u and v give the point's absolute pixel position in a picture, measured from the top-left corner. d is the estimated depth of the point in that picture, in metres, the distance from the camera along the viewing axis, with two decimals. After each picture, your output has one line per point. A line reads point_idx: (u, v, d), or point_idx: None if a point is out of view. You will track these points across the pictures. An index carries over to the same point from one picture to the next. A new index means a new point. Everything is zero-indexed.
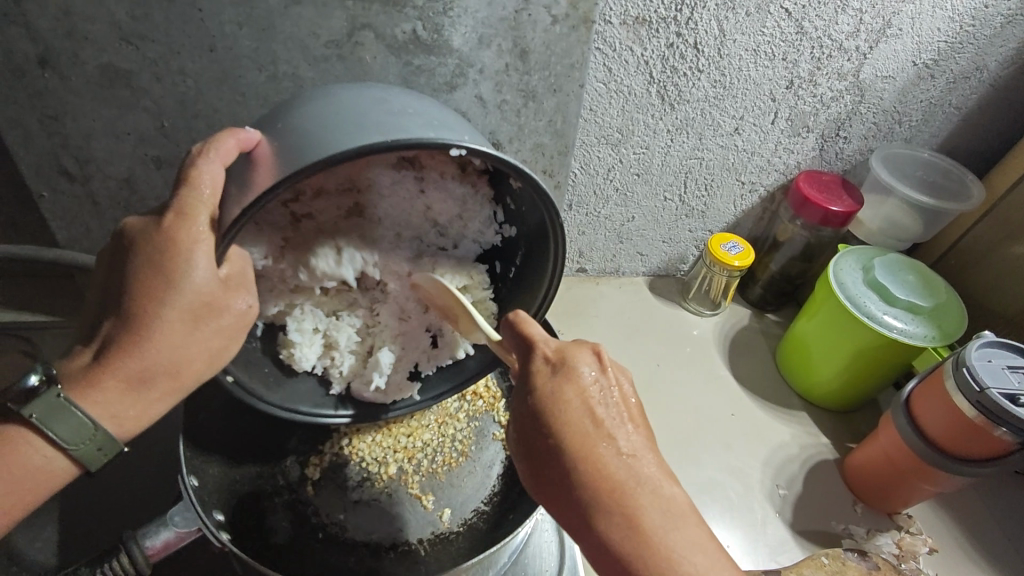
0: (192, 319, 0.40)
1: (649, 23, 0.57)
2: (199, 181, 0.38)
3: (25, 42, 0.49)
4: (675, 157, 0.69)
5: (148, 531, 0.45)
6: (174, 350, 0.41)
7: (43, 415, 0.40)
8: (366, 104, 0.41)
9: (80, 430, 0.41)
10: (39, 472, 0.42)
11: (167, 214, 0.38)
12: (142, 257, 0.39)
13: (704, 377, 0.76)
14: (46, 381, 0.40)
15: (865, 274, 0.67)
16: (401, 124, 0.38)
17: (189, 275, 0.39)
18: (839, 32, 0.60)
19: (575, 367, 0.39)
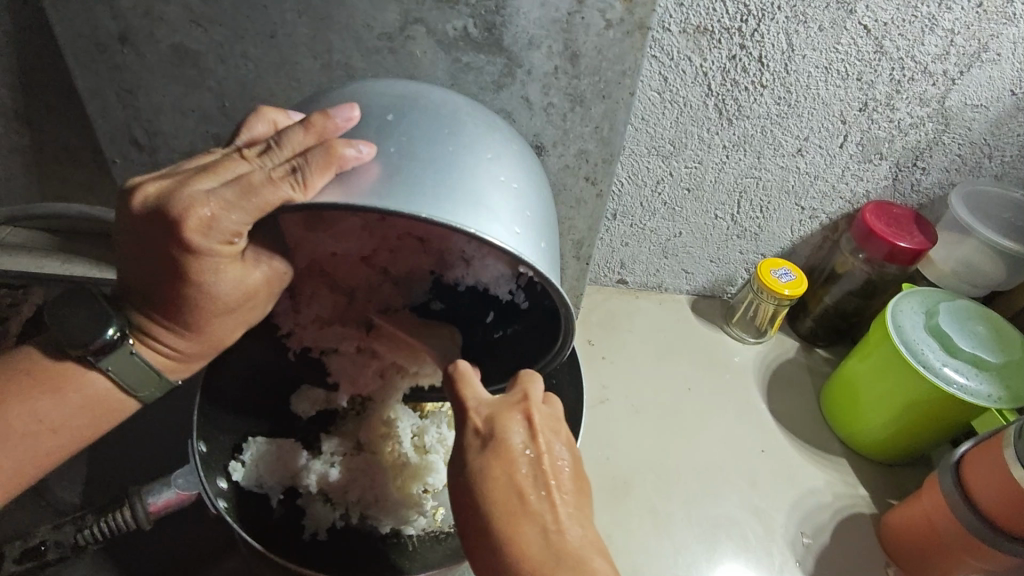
0: (233, 305, 0.41)
1: (711, 33, 0.54)
2: (258, 206, 0.34)
3: (108, 19, 0.53)
4: (729, 175, 0.66)
5: (152, 488, 0.48)
6: (209, 327, 0.43)
7: (116, 364, 0.43)
8: (447, 127, 0.39)
9: (149, 380, 0.44)
10: (108, 405, 0.45)
11: (190, 217, 0.34)
12: (158, 251, 0.37)
13: (738, 407, 0.72)
14: (122, 335, 0.41)
15: (927, 319, 0.62)
16: (461, 164, 0.37)
17: (214, 282, 0.38)
18: (925, 54, 0.55)
19: (503, 438, 0.39)
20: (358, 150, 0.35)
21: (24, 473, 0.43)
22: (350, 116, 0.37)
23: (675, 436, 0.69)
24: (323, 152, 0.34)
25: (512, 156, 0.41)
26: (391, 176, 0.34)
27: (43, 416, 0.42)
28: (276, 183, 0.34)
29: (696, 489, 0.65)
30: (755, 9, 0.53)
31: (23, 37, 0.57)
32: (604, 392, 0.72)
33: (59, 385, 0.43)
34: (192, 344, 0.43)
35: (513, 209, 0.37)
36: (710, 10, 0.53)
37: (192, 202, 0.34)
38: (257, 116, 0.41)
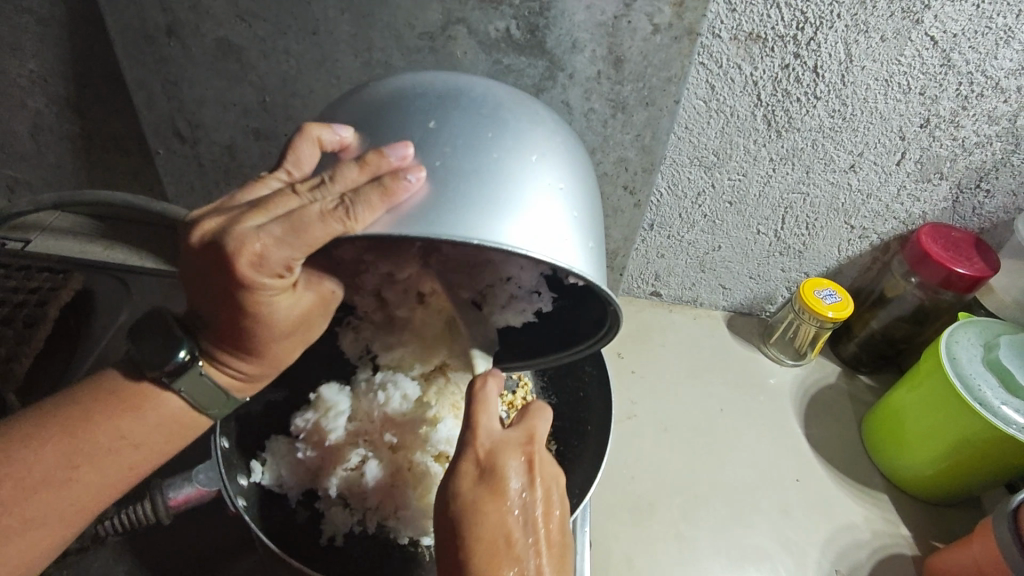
0: (290, 329, 0.40)
1: (764, 40, 0.52)
2: (307, 242, 0.32)
3: (156, 12, 0.54)
4: (775, 189, 0.63)
5: (174, 483, 0.48)
6: (269, 351, 0.41)
7: (187, 385, 0.42)
8: (488, 124, 0.35)
9: (217, 400, 0.43)
10: (185, 424, 0.44)
11: (238, 256, 0.33)
12: (217, 288, 0.36)
13: (773, 432, 0.69)
14: (193, 358, 0.41)
15: (986, 351, 0.58)
16: (510, 171, 0.34)
17: (274, 309, 0.37)
18: (997, 69, 0.52)
19: (501, 472, 0.38)
20: (409, 181, 0.31)
21: (113, 491, 0.42)
22: (404, 154, 0.33)
23: (705, 460, 0.66)
24: (376, 192, 0.31)
25: (562, 148, 0.37)
26: (437, 193, 0.32)
27: (129, 434, 0.41)
28: (325, 223, 0.31)
29: (726, 518, 0.62)
30: (812, 16, 0.50)
31: (76, 28, 0.58)
32: (632, 407, 0.69)
33: (139, 402, 0.42)
34: (255, 366, 0.43)
35: (558, 214, 0.34)
36: (764, 16, 0.50)
37: (241, 238, 0.32)
38: (302, 135, 0.36)
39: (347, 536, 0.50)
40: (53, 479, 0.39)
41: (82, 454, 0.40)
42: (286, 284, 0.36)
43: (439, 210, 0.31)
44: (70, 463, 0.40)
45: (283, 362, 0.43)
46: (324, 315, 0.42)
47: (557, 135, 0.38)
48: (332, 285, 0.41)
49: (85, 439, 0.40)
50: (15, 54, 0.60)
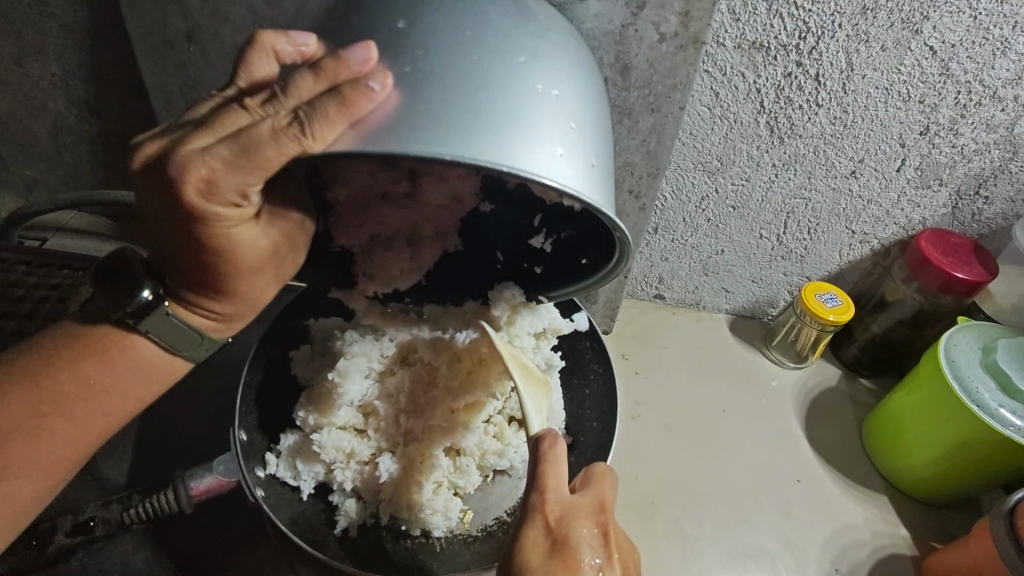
0: (259, 263, 0.41)
1: (767, 49, 0.53)
2: (261, 164, 0.32)
3: (177, 18, 0.56)
4: (777, 194, 0.64)
5: (195, 472, 0.50)
6: (241, 289, 0.42)
7: (154, 327, 0.43)
8: (472, 28, 0.35)
9: (191, 341, 0.44)
10: (159, 367, 0.45)
11: (187, 186, 0.33)
12: (173, 227, 0.37)
13: (773, 433, 0.70)
14: (156, 298, 0.42)
15: (984, 355, 0.59)
16: (492, 84, 0.33)
17: (239, 242, 0.38)
18: (994, 78, 0.53)
19: (575, 544, 0.39)
20: (372, 90, 0.31)
21: (89, 437, 0.44)
22: (365, 57, 0.32)
23: (707, 461, 0.67)
24: (335, 103, 0.31)
25: (558, 63, 0.37)
26: (418, 103, 0.31)
27: (98, 383, 0.43)
28: (279, 140, 0.31)
29: (727, 518, 0.63)
30: (814, 27, 0.51)
31: (99, 33, 0.60)
32: (635, 407, 0.71)
33: (105, 354, 0.43)
34: (224, 303, 0.43)
35: (554, 128, 0.34)
36: (767, 26, 0.52)
37: (188, 162, 0.33)
38: (255, 48, 0.36)
39: (361, 528, 0.52)
40: (26, 428, 0.42)
41: (49, 403, 0.42)
42: (244, 212, 0.36)
43: (431, 121, 0.31)
44: (40, 410, 0.42)
45: (258, 299, 0.44)
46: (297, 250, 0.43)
47: (541, 32, 0.38)
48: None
49: (54, 388, 0.42)
50: (39, 57, 0.62)
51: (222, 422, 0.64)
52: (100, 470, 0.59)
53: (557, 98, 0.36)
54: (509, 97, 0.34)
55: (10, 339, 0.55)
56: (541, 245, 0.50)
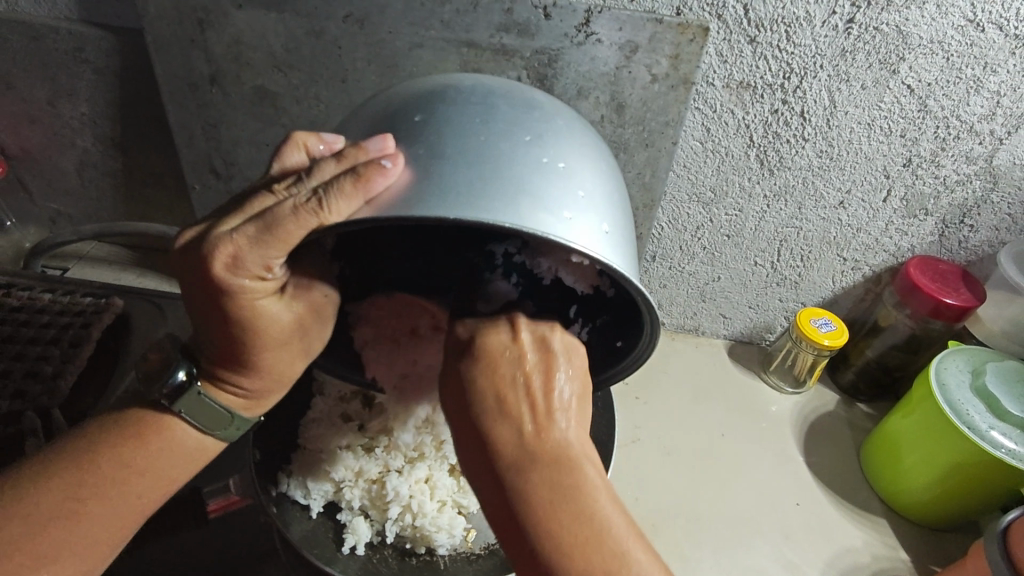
0: (284, 336, 0.43)
1: (753, 88, 0.56)
2: (281, 237, 0.36)
3: (202, 63, 0.60)
4: (770, 223, 0.67)
5: (215, 488, 0.54)
6: (270, 364, 0.45)
7: (188, 408, 0.45)
8: (486, 116, 0.39)
9: (221, 419, 0.46)
10: (194, 448, 0.47)
11: (216, 262, 0.37)
12: (206, 304, 0.40)
13: (774, 457, 0.71)
14: (190, 378, 0.45)
15: (974, 378, 0.61)
16: (499, 157, 0.36)
17: (268, 315, 0.41)
18: (970, 113, 0.56)
19: (490, 333, 0.41)
20: (385, 168, 0.35)
21: (125, 520, 0.44)
22: (383, 146, 0.37)
23: (709, 485, 0.68)
24: (351, 179, 0.35)
25: (565, 140, 0.40)
26: (428, 177, 0.35)
27: (139, 465, 0.44)
28: (299, 215, 0.35)
29: (728, 541, 0.63)
30: (797, 67, 0.55)
31: (127, 76, 0.64)
32: (636, 431, 0.72)
33: (149, 436, 0.45)
34: (253, 378, 0.46)
35: (565, 193, 0.36)
36: (753, 67, 0.55)
37: (218, 242, 0.37)
38: (289, 143, 0.43)
39: (368, 545, 0.53)
40: (64, 512, 0.41)
41: (89, 487, 0.42)
42: (270, 284, 0.40)
43: (444, 194, 0.34)
44: (78, 495, 0.42)
45: (287, 374, 0.47)
46: (320, 323, 0.46)
47: (549, 121, 0.41)
48: (325, 291, 0.45)
49: (100, 473, 0.43)
50: (70, 98, 0.66)
51: None
52: None
53: (563, 169, 0.38)
54: (513, 168, 0.36)
55: (36, 363, 0.57)
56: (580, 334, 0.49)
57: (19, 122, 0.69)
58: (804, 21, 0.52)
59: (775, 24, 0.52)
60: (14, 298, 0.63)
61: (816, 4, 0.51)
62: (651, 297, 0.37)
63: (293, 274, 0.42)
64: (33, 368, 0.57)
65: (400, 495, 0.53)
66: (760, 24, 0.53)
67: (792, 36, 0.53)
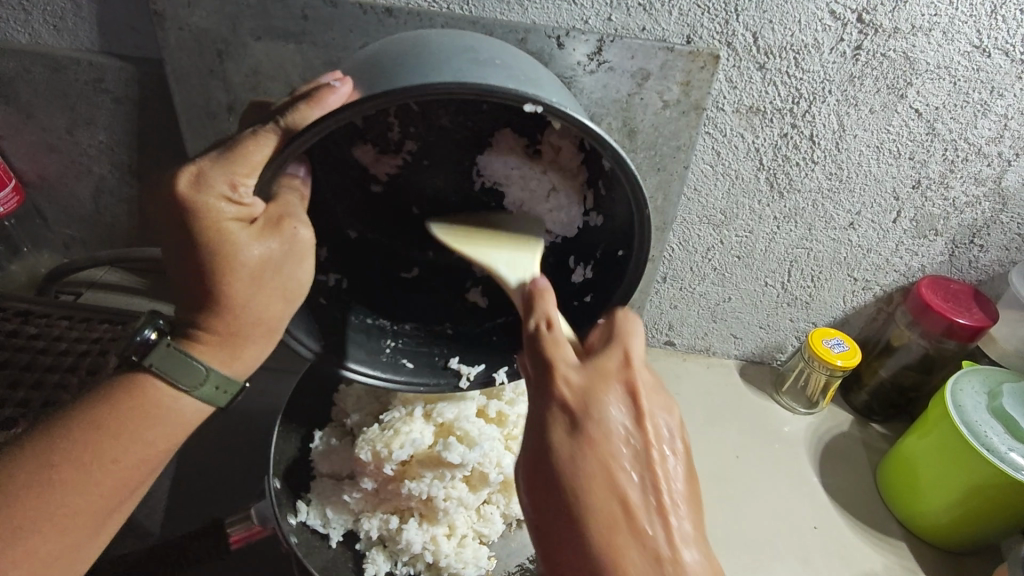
0: (256, 269, 0.42)
1: (763, 113, 0.57)
2: (243, 157, 0.39)
3: (220, 93, 0.61)
4: (780, 244, 0.67)
5: (235, 519, 0.51)
6: (248, 307, 0.43)
7: (162, 365, 0.43)
8: (422, 42, 0.42)
9: (197, 376, 0.44)
10: (165, 408, 0.43)
11: (185, 184, 0.39)
12: (177, 234, 0.41)
13: (787, 476, 0.71)
14: (162, 335, 0.43)
15: (990, 399, 0.61)
16: (442, 59, 0.39)
17: (237, 244, 0.40)
18: (979, 136, 0.57)
19: (598, 424, 0.38)
20: (334, 85, 0.39)
21: (103, 491, 0.41)
22: (331, 77, 0.42)
23: (723, 507, 0.67)
24: (304, 101, 0.38)
25: (498, 51, 0.44)
26: (376, 83, 0.38)
27: (114, 427, 0.41)
28: (258, 135, 0.39)
29: (745, 565, 0.63)
30: (806, 93, 0.56)
31: (145, 105, 0.65)
32: None
33: (127, 399, 0.42)
34: (226, 325, 0.43)
35: (501, 77, 0.39)
36: (763, 92, 0.56)
37: (185, 172, 0.40)
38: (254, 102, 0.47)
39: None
40: (37, 479, 0.39)
41: (61, 451, 0.40)
42: (242, 209, 0.40)
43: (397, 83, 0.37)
44: (51, 461, 0.39)
45: (263, 320, 0.44)
46: (294, 262, 0.44)
47: (480, 41, 0.44)
48: (297, 226, 0.43)
49: (76, 436, 0.40)
50: (89, 127, 0.67)
51: (248, 473, 0.65)
52: (135, 516, 0.61)
53: (499, 65, 0.41)
54: (452, 65, 0.39)
55: (55, 391, 0.58)
56: (584, 275, 0.54)
57: (39, 151, 0.70)
58: (812, 49, 0.53)
59: (784, 51, 0.53)
60: (31, 326, 0.64)
61: (823, 33, 0.52)
62: (611, 141, 0.38)
63: (266, 207, 0.42)
64: (51, 396, 0.57)
65: (414, 546, 0.52)
66: (770, 51, 0.54)
67: (801, 63, 0.54)
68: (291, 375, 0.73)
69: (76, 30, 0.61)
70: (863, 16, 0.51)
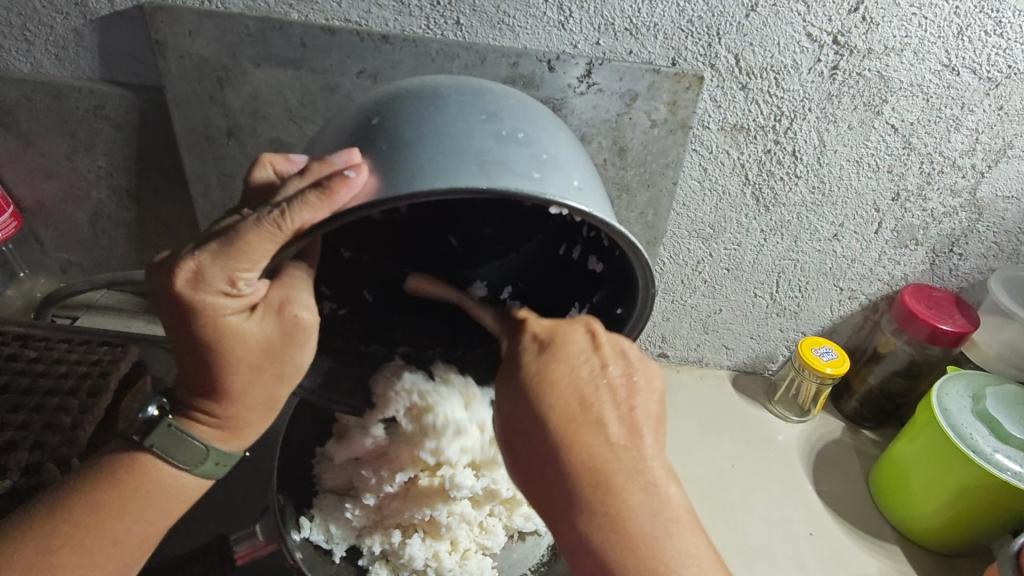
0: (259, 356, 0.42)
1: (747, 130, 0.60)
2: (243, 250, 0.36)
3: (219, 118, 0.62)
4: (768, 256, 0.69)
5: (238, 536, 0.52)
6: (248, 392, 0.43)
7: (162, 445, 0.43)
8: (412, 100, 0.40)
9: (198, 454, 0.44)
10: (159, 484, 0.43)
11: (178, 276, 0.38)
12: (174, 326, 0.40)
13: (786, 488, 0.72)
14: (162, 411, 0.43)
15: (974, 402, 0.62)
16: (456, 136, 0.36)
17: (239, 331, 0.40)
18: (952, 150, 0.59)
19: (567, 340, 0.42)
20: (350, 177, 0.35)
21: (106, 574, 0.42)
22: (349, 158, 0.36)
23: (726, 525, 0.68)
24: (316, 192, 0.35)
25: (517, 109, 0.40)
26: (388, 166, 0.35)
27: (117, 509, 0.42)
28: (261, 227, 0.36)
29: None
30: (787, 111, 0.58)
31: (144, 130, 0.67)
32: None
33: (132, 481, 0.43)
34: (225, 407, 0.44)
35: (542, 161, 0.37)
36: (746, 111, 0.58)
37: (180, 259, 0.38)
38: (257, 163, 0.45)
39: None
40: (40, 565, 0.39)
41: (63, 537, 0.40)
42: (242, 299, 0.39)
43: (408, 176, 0.34)
44: (51, 546, 0.40)
45: (262, 401, 0.44)
46: (298, 347, 0.43)
47: (495, 94, 0.41)
48: (299, 312, 0.42)
49: (84, 517, 0.41)
50: (88, 153, 0.68)
51: (249, 492, 0.65)
52: None
53: (526, 138, 0.38)
54: (473, 141, 0.36)
55: (55, 414, 0.58)
56: (581, 316, 0.50)
57: (38, 177, 0.70)
58: (792, 69, 0.56)
59: (765, 72, 0.56)
60: (31, 350, 0.64)
61: (801, 54, 0.55)
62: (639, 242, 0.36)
63: (268, 291, 0.41)
64: (51, 419, 0.57)
65: (416, 560, 0.53)
66: (751, 71, 0.56)
67: (781, 82, 0.56)
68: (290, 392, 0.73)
69: (77, 59, 0.63)
70: (838, 38, 0.54)
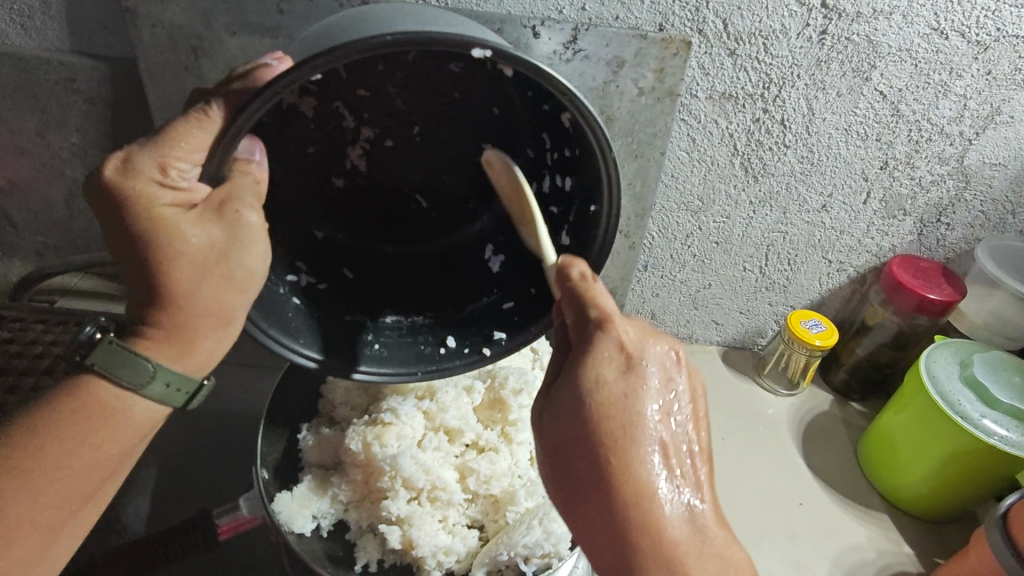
0: (198, 258, 0.42)
1: (735, 99, 0.59)
2: (185, 139, 0.41)
3: (195, 90, 0.61)
4: (757, 229, 0.69)
5: (222, 509, 0.51)
6: (194, 300, 0.43)
7: (104, 364, 0.42)
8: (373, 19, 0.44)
9: (142, 372, 0.43)
10: (104, 407, 0.42)
11: (124, 176, 0.41)
12: (116, 231, 0.42)
13: (775, 458, 0.72)
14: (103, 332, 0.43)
15: (961, 369, 0.63)
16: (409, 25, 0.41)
17: (178, 230, 0.41)
18: (940, 117, 0.59)
19: (645, 369, 0.42)
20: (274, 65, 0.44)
21: (54, 500, 0.41)
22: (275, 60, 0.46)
23: None
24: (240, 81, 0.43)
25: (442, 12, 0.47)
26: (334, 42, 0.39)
27: (58, 434, 0.41)
28: (191, 118, 0.42)
29: None
30: (776, 78, 0.57)
31: (118, 104, 0.64)
32: None
33: (77, 407, 0.42)
34: (172, 322, 0.43)
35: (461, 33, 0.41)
36: (734, 78, 0.58)
37: (122, 160, 0.42)
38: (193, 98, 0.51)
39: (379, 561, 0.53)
40: None
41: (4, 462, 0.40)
42: (184, 195, 0.42)
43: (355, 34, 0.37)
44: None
45: (211, 309, 0.43)
46: (241, 246, 0.43)
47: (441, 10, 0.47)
48: (240, 210, 0.43)
49: (29, 445, 0.41)
50: (60, 129, 0.66)
51: None
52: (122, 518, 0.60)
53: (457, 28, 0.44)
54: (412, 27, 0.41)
55: (31, 394, 0.56)
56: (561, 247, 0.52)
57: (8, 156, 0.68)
58: (780, 34, 0.55)
59: (752, 37, 0.55)
60: (5, 331, 0.62)
61: (789, 18, 0.54)
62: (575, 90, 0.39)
63: (208, 193, 0.42)
64: (27, 399, 0.56)
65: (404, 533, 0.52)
66: (739, 37, 0.55)
67: (770, 48, 0.56)
68: (275, 373, 0.72)
69: (45, 30, 0.61)
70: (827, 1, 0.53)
